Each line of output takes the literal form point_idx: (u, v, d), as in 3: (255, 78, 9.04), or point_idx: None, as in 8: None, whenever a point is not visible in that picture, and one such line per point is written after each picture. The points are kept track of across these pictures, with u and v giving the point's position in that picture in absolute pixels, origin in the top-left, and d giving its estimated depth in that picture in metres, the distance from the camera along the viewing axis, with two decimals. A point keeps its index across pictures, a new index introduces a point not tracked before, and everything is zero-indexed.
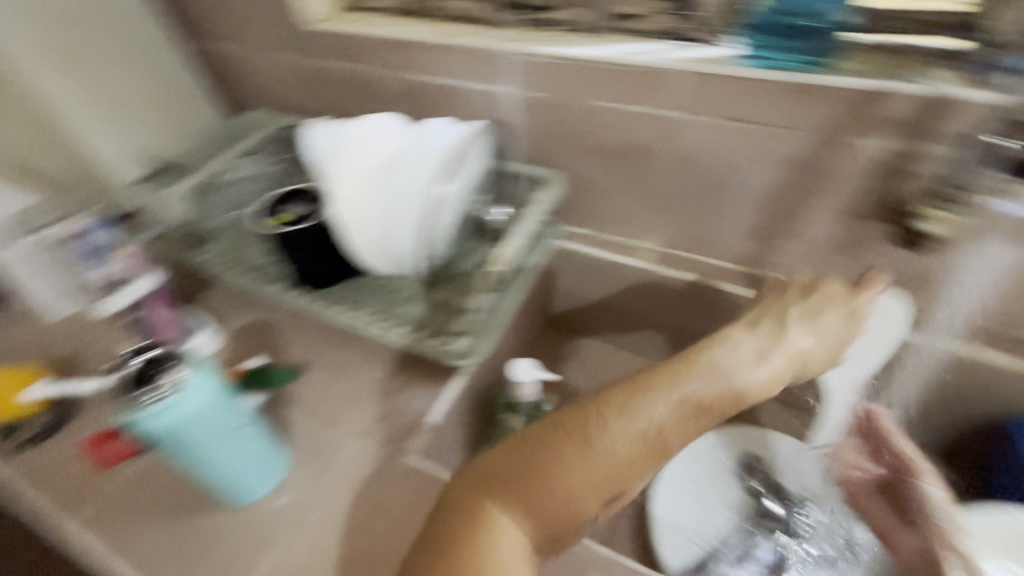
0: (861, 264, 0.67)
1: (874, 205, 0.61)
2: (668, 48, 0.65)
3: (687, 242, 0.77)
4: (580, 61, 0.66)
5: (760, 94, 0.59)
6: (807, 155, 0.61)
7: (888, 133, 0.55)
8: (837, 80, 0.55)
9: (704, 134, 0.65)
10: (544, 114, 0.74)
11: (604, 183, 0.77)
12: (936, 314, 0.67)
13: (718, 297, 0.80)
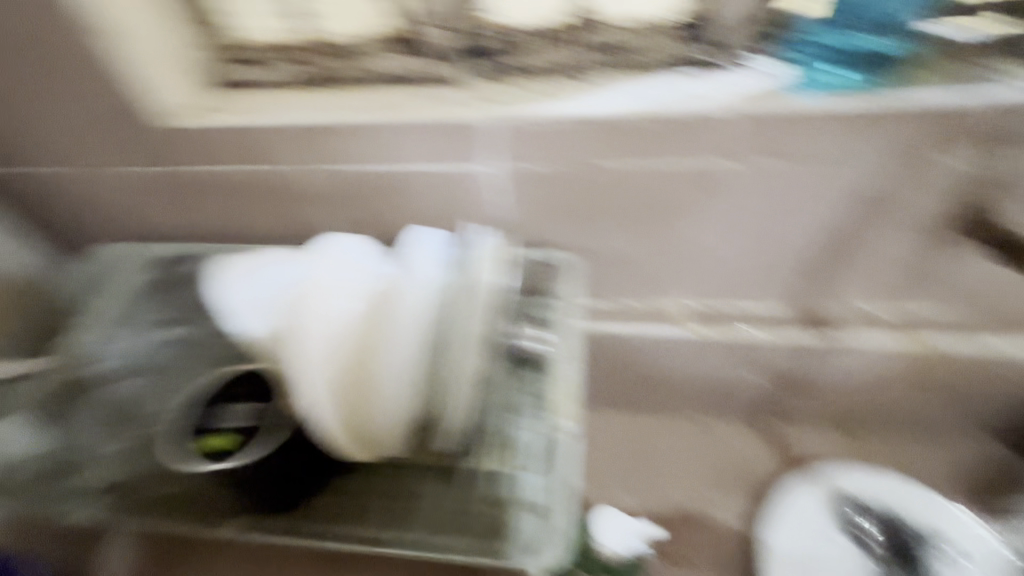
0: (921, 279, 0.61)
1: (948, 220, 0.55)
2: (697, 79, 0.50)
3: (727, 295, 0.66)
4: (610, 120, 0.50)
5: (839, 131, 0.49)
6: (878, 186, 0.53)
7: (967, 149, 0.49)
8: (924, 101, 0.46)
9: (749, 179, 0.54)
10: (548, 188, 0.56)
11: (622, 251, 0.62)
12: (982, 311, 0.63)
13: (770, 343, 0.70)
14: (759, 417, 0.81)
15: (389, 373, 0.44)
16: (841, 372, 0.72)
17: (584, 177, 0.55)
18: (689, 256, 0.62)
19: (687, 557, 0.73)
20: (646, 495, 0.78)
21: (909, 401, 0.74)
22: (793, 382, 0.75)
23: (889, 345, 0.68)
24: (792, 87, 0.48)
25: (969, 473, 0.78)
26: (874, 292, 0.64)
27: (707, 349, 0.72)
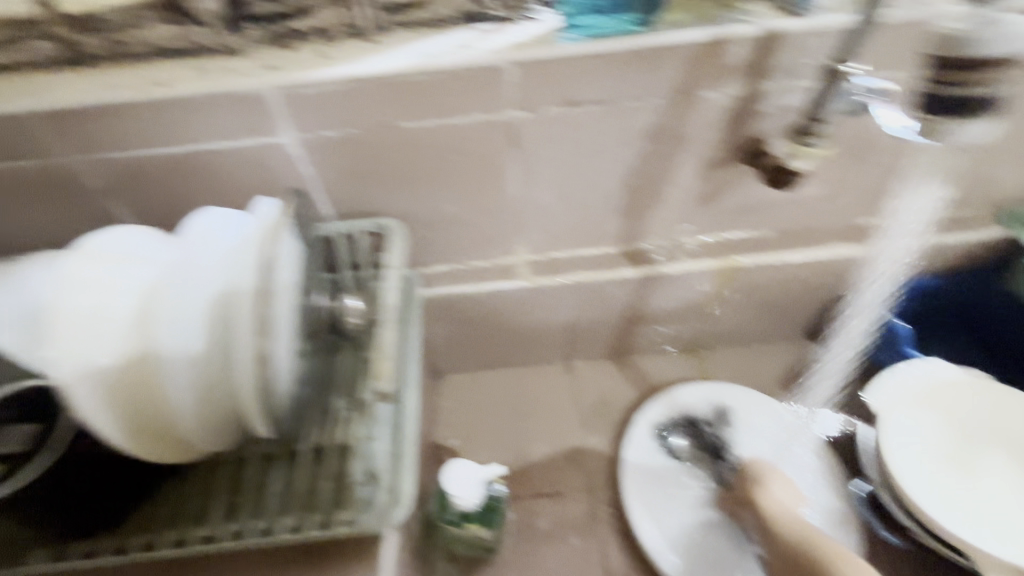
0: (722, 208, 0.66)
1: (730, 150, 0.58)
2: (478, 35, 0.51)
3: (558, 243, 0.69)
4: (381, 77, 0.48)
5: (606, 71, 0.50)
6: (663, 123, 0.55)
7: (730, 82, 0.52)
8: (681, 38, 0.49)
9: (544, 129, 0.54)
10: (348, 153, 0.55)
11: (447, 212, 0.63)
12: (776, 231, 0.70)
13: (608, 286, 0.73)
14: (617, 355, 0.86)
15: (175, 386, 0.42)
16: (676, 304, 0.77)
17: (380, 138, 0.53)
18: (510, 210, 0.63)
19: (556, 488, 0.76)
20: (515, 449, 0.79)
21: (736, 322, 0.81)
22: (639, 320, 0.79)
23: (710, 274, 0.72)
24: (561, 36, 0.50)
25: (788, 374, 0.83)
26: (688, 225, 0.68)
27: (549, 297, 0.73)
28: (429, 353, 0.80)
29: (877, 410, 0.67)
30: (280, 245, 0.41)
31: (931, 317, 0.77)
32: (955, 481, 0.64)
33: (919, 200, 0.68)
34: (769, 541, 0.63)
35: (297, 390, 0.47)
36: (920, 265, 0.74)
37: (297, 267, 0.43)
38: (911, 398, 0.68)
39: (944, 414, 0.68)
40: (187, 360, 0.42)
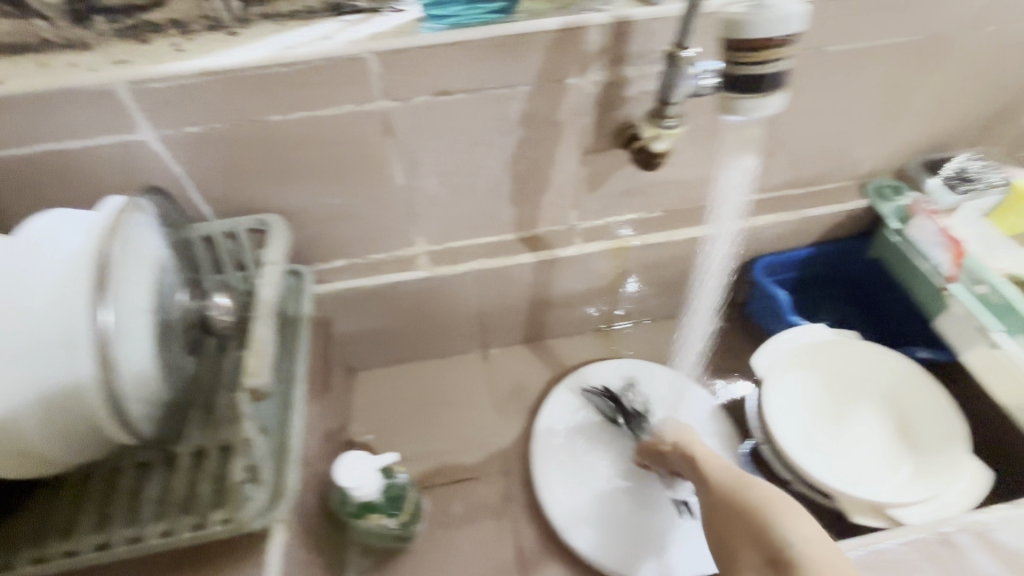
0: (609, 191, 0.69)
1: (605, 134, 0.61)
2: (340, 26, 0.51)
3: (455, 231, 0.70)
4: (236, 70, 0.48)
5: (469, 60, 0.51)
6: (535, 110, 0.57)
7: (591, 68, 0.54)
8: (537, 25, 0.50)
9: (419, 118, 0.55)
10: (217, 149, 0.53)
11: (334, 205, 0.62)
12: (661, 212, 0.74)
13: (509, 272, 0.74)
14: (530, 340, 0.88)
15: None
16: (579, 286, 0.79)
17: (248, 132, 0.52)
18: (399, 202, 0.64)
19: (472, 474, 0.77)
20: (432, 440, 0.80)
21: (639, 301, 0.84)
22: (547, 304, 0.82)
23: (605, 255, 0.75)
24: (422, 25, 0.50)
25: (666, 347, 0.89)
26: (580, 209, 0.71)
27: (452, 286, 0.74)
28: (340, 350, 0.79)
29: (761, 375, 0.72)
30: (120, 245, 0.40)
31: (807, 282, 0.86)
32: (828, 433, 0.70)
33: (788, 175, 0.74)
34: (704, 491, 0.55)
35: (160, 393, 0.46)
36: (798, 237, 0.80)
37: (144, 266, 0.43)
38: (792, 360, 0.73)
39: (816, 374, 0.74)
40: (15, 367, 0.39)
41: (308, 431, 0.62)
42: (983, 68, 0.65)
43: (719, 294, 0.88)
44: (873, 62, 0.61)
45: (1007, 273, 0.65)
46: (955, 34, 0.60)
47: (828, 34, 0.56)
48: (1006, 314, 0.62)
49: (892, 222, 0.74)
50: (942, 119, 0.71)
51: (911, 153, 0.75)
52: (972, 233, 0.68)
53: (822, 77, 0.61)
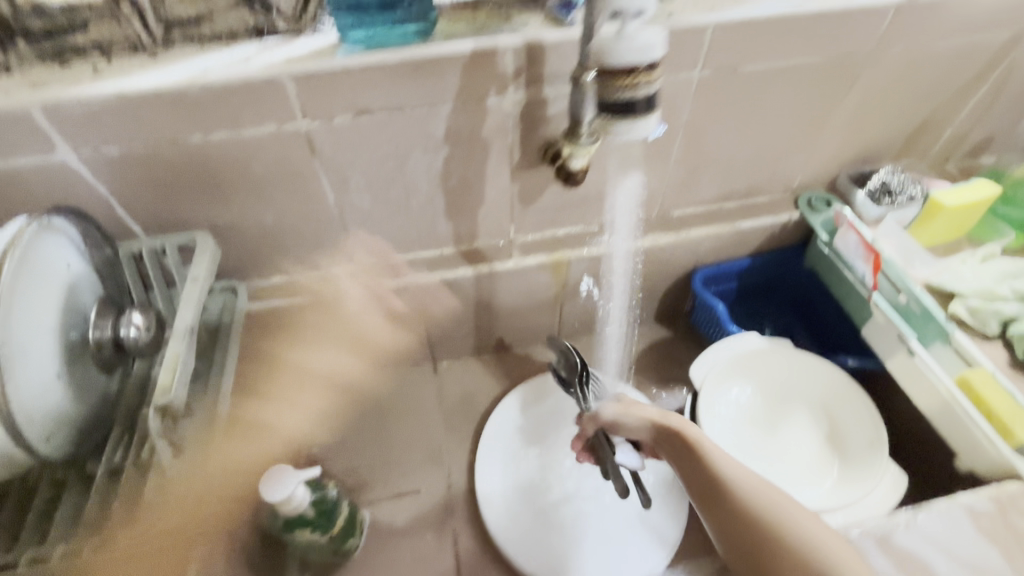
0: (543, 206, 0.71)
1: (531, 151, 0.63)
2: (261, 49, 0.52)
3: (393, 246, 0.71)
4: (151, 92, 0.48)
5: (386, 81, 0.52)
6: (458, 129, 0.58)
7: (510, 89, 0.56)
8: (452, 47, 0.52)
9: (344, 136, 0.56)
10: (140, 168, 0.54)
11: (267, 222, 0.63)
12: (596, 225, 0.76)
13: (450, 285, 0.75)
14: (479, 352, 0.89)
15: None
16: (522, 298, 0.80)
17: (170, 152, 0.53)
18: (333, 218, 0.65)
19: (415, 486, 0.77)
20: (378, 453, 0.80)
21: (584, 311, 0.86)
22: (492, 316, 0.83)
23: (545, 268, 0.76)
24: (341, 47, 0.52)
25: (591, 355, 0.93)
26: (516, 223, 0.72)
27: (393, 300, 0.75)
28: (285, 364, 0.80)
29: (697, 387, 0.74)
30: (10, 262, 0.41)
31: (747, 292, 0.89)
32: (763, 441, 0.72)
33: (721, 189, 0.76)
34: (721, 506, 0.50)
35: (68, 412, 0.46)
36: (735, 248, 0.82)
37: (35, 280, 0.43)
38: (730, 371, 0.75)
39: (752, 379, 0.76)
40: None
41: (240, 445, 0.63)
42: (897, 86, 0.68)
43: (663, 304, 0.91)
44: (788, 81, 0.63)
45: (926, 284, 0.67)
46: (865, 55, 0.63)
47: (741, 55, 0.59)
48: (925, 324, 0.64)
49: (821, 233, 0.76)
50: (864, 134, 0.74)
51: (839, 167, 0.78)
52: (895, 243, 0.70)
53: (739, 95, 0.63)
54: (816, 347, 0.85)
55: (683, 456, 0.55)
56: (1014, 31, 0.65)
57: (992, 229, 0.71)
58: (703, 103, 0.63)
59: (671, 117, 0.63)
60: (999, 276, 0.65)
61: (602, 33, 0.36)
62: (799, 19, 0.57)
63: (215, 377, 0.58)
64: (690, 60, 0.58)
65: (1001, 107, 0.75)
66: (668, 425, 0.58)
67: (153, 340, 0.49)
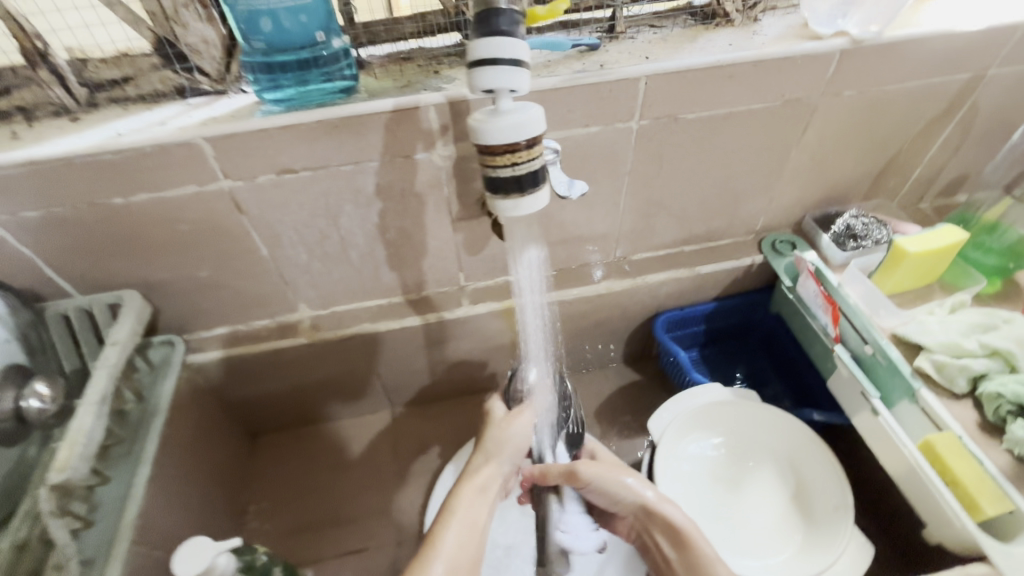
0: (490, 254, 0.69)
1: (469, 204, 0.61)
2: (182, 110, 0.52)
3: (337, 296, 0.69)
4: (62, 158, 0.48)
5: (306, 140, 0.51)
6: (389, 183, 0.57)
7: (437, 145, 0.54)
8: (371, 106, 0.50)
9: (270, 195, 0.55)
10: (61, 232, 0.53)
11: (201, 277, 0.62)
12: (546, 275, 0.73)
13: (399, 334, 0.73)
14: (438, 398, 0.87)
15: None
16: (477, 345, 0.78)
17: (90, 215, 0.52)
18: (270, 272, 0.63)
19: (364, 543, 0.76)
20: (328, 506, 0.79)
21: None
22: (447, 363, 0.80)
23: (497, 316, 0.74)
24: (261, 108, 0.51)
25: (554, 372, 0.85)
26: (464, 272, 0.70)
27: (340, 350, 0.73)
28: (237, 414, 0.79)
29: (655, 441, 0.70)
30: None
31: (716, 336, 0.86)
32: (726, 501, 0.68)
33: (678, 233, 0.73)
34: None
35: None
36: (698, 292, 0.79)
37: None
38: (691, 424, 0.71)
39: (717, 430, 0.72)
40: None
41: (171, 506, 0.61)
42: (855, 129, 0.65)
43: (629, 347, 0.88)
44: (735, 127, 0.61)
45: (891, 334, 0.63)
46: (815, 99, 0.60)
47: (680, 105, 0.57)
48: (892, 377, 0.61)
49: (785, 279, 0.73)
50: (826, 175, 0.70)
51: (804, 210, 0.75)
52: (860, 290, 0.67)
53: (684, 144, 0.61)
54: (786, 393, 0.81)
55: (674, 544, 0.56)
56: (975, 71, 0.62)
57: (964, 273, 0.68)
58: (646, 152, 0.61)
59: (613, 167, 0.61)
60: (966, 328, 0.60)
61: (475, 114, 0.33)
62: (738, 67, 0.55)
63: (140, 443, 0.58)
64: (626, 111, 0.56)
65: (970, 146, 0.72)
66: (668, 517, 0.57)
67: (59, 411, 0.50)
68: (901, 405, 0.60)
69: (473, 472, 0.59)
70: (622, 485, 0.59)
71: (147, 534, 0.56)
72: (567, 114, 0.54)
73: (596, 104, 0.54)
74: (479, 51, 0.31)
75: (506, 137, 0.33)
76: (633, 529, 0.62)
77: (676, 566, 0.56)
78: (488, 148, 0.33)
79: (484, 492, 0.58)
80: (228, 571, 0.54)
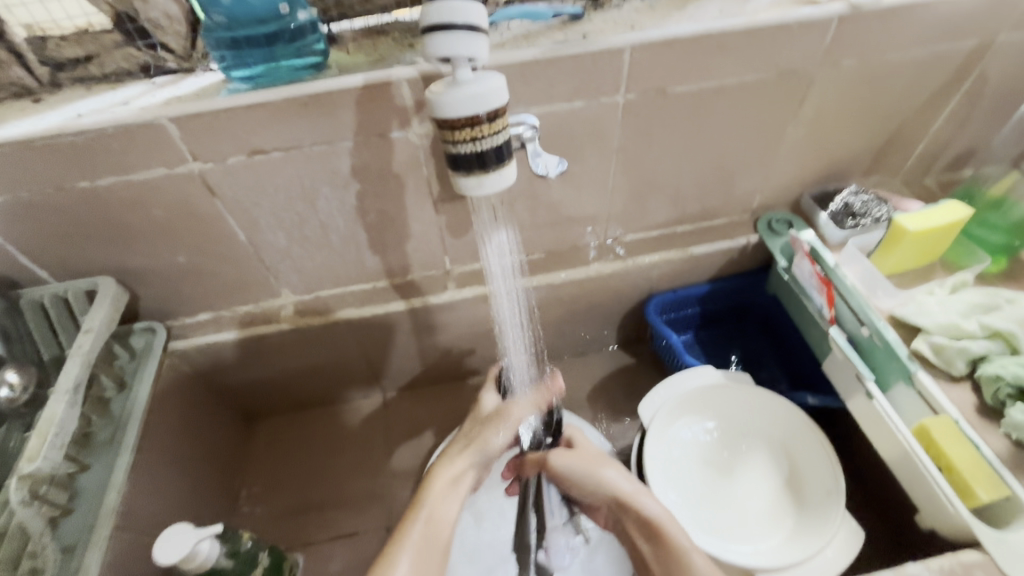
0: (475, 237, 0.67)
1: (451, 185, 0.59)
2: (147, 89, 0.50)
3: (319, 282, 0.68)
4: (23, 141, 0.46)
5: (275, 120, 0.49)
6: (366, 164, 0.55)
7: (414, 123, 0.52)
8: (341, 82, 0.48)
9: (242, 177, 0.53)
10: (29, 218, 0.52)
11: (179, 263, 0.61)
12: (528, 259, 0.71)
13: (385, 320, 0.72)
14: (429, 383, 0.86)
15: None
16: (465, 330, 0.77)
17: (57, 200, 0.51)
18: (249, 257, 0.62)
19: (355, 527, 0.76)
20: (319, 491, 0.79)
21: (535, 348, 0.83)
22: (436, 347, 0.79)
23: (485, 300, 0.72)
24: (227, 87, 0.50)
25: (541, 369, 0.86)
26: (450, 255, 0.69)
27: (325, 335, 0.72)
28: (226, 400, 0.78)
29: (645, 425, 0.69)
30: None
31: (711, 319, 0.84)
32: (718, 486, 0.67)
33: (670, 213, 0.71)
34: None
35: None
36: (691, 274, 0.77)
37: None
38: (682, 409, 0.69)
39: (709, 413, 0.71)
40: None
41: (157, 492, 0.61)
42: (855, 101, 0.62)
43: (622, 330, 0.86)
44: (728, 101, 0.58)
45: (890, 315, 0.61)
46: (812, 70, 0.57)
47: (668, 77, 0.54)
48: (888, 359, 0.59)
49: (780, 259, 0.71)
50: (825, 151, 0.68)
51: (802, 187, 0.72)
52: (858, 270, 0.64)
53: (674, 119, 0.58)
54: (781, 376, 0.80)
55: (649, 535, 0.55)
56: (984, 36, 0.59)
57: (966, 252, 0.65)
58: (634, 128, 0.58)
59: (599, 144, 0.59)
60: (966, 309, 0.58)
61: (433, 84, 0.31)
62: (729, 36, 0.52)
63: (121, 428, 0.57)
64: (611, 84, 0.53)
65: (979, 118, 0.68)
66: (644, 509, 0.55)
67: (32, 400, 0.50)
68: (898, 388, 0.58)
69: (445, 466, 0.57)
70: (595, 475, 0.59)
71: (130, 520, 0.56)
72: (549, 88, 0.52)
73: (579, 78, 0.52)
74: (434, 15, 0.29)
75: (470, 112, 0.31)
76: (613, 519, 0.61)
77: (652, 559, 0.54)
78: (451, 123, 0.31)
79: (456, 485, 0.57)
80: (211, 556, 0.54)
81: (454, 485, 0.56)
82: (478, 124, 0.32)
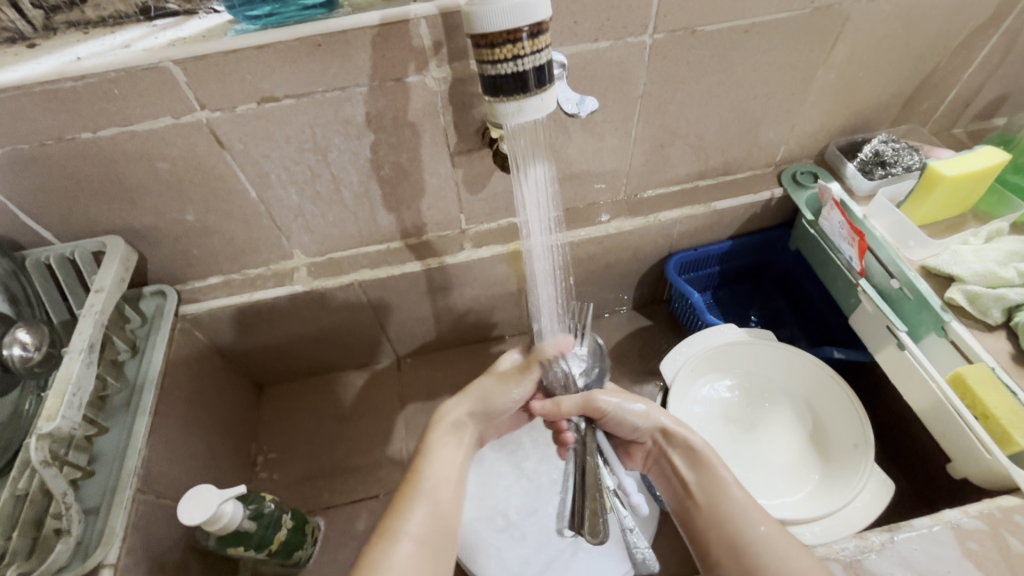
0: (493, 192, 0.65)
1: (468, 135, 0.57)
2: (147, 32, 0.47)
3: (331, 241, 0.66)
4: (18, 86, 0.43)
5: (287, 62, 0.46)
6: (380, 111, 0.52)
7: (430, 66, 0.49)
8: (355, 21, 0.45)
9: (252, 127, 0.51)
10: (31, 173, 0.50)
11: (186, 222, 0.58)
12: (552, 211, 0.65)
13: (399, 281, 0.70)
14: (443, 346, 0.85)
15: None
16: (481, 291, 0.75)
17: (60, 153, 0.49)
18: (259, 215, 0.60)
19: (373, 491, 0.75)
20: (336, 456, 0.78)
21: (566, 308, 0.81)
22: (450, 309, 0.78)
23: (502, 259, 0.70)
24: (235, 28, 0.46)
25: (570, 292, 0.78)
26: (465, 212, 0.67)
27: (338, 298, 0.70)
28: (239, 366, 0.77)
29: (668, 383, 0.67)
30: None
31: (728, 278, 0.83)
32: (740, 443, 0.67)
33: (691, 165, 0.69)
34: (698, 502, 0.52)
35: None
36: (711, 231, 0.75)
37: None
38: (705, 366, 0.69)
39: (729, 371, 0.70)
40: None
41: (177, 456, 0.60)
42: (890, 42, 0.59)
43: (639, 291, 0.85)
44: (759, 39, 0.55)
45: (921, 267, 0.60)
46: (846, 6, 0.54)
47: (698, 15, 0.51)
48: (919, 311, 0.57)
49: (806, 212, 0.69)
50: (856, 98, 0.65)
51: (828, 137, 0.70)
52: (886, 222, 0.62)
53: (702, 61, 0.55)
54: (802, 334, 0.79)
55: (691, 464, 0.54)
56: None
57: (1001, 202, 0.63)
58: (661, 70, 0.55)
59: (622, 91, 0.56)
60: (1002, 257, 0.56)
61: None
62: None
63: (139, 393, 0.56)
64: (639, 23, 0.50)
65: (1012, 63, 0.66)
66: (688, 439, 0.56)
67: (46, 358, 0.48)
68: (928, 339, 0.57)
69: (444, 413, 0.56)
70: (636, 414, 0.57)
71: (153, 483, 0.55)
72: (574, 27, 0.49)
73: (605, 15, 0.49)
74: None
75: (514, 23, 0.33)
76: (649, 460, 0.59)
77: (692, 490, 0.53)
78: (494, 36, 0.34)
79: (454, 434, 0.55)
80: (235, 518, 0.53)
81: (456, 431, 0.55)
82: (519, 34, 0.34)
